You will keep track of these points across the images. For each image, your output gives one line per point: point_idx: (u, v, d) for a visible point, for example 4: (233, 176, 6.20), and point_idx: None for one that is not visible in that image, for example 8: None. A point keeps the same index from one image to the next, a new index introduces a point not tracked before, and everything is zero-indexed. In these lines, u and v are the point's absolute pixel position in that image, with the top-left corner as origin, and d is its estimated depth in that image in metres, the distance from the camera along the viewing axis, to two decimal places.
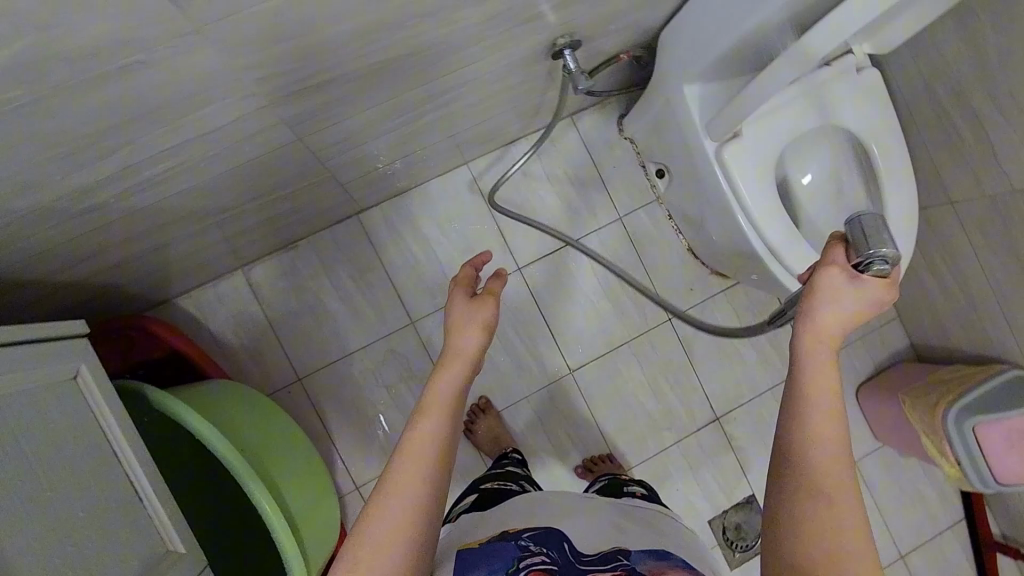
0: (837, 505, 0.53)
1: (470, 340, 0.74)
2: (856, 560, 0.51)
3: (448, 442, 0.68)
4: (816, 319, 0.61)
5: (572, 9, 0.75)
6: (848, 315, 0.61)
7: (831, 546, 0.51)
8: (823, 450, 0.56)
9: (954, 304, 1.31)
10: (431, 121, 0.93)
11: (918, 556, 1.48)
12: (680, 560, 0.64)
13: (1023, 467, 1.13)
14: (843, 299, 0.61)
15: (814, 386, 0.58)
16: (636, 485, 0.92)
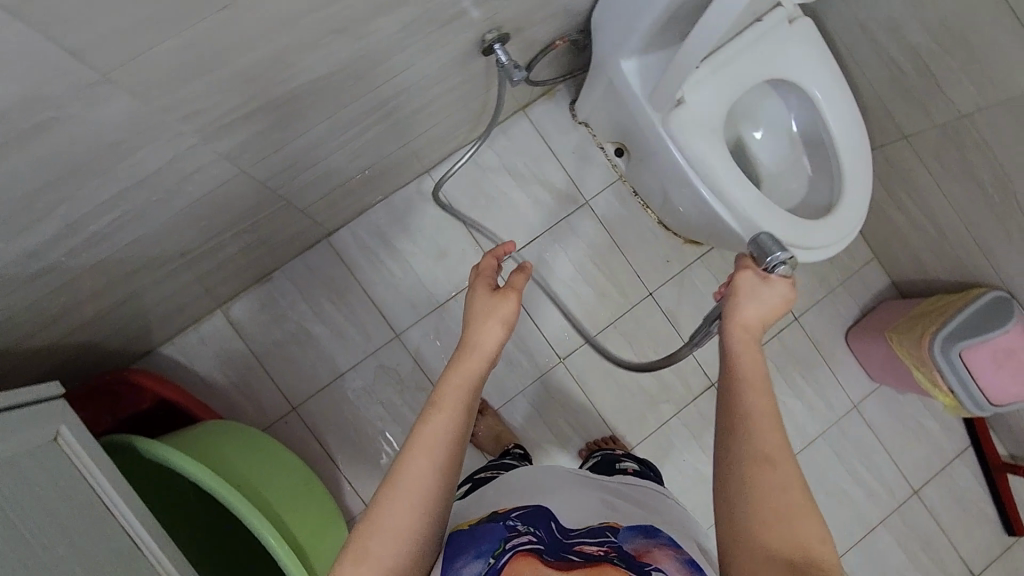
0: (779, 464, 0.61)
1: (489, 333, 0.77)
2: (798, 508, 0.58)
3: (461, 434, 0.71)
4: (741, 311, 0.73)
5: (494, 2, 0.76)
6: (765, 307, 0.73)
7: (777, 499, 0.58)
8: (761, 420, 0.64)
9: (925, 235, 1.32)
10: (378, 133, 0.94)
11: (931, 488, 1.49)
12: (665, 537, 0.69)
13: (1012, 385, 1.16)
14: (760, 294, 0.74)
15: (747, 368, 0.69)
16: (629, 463, 1.00)
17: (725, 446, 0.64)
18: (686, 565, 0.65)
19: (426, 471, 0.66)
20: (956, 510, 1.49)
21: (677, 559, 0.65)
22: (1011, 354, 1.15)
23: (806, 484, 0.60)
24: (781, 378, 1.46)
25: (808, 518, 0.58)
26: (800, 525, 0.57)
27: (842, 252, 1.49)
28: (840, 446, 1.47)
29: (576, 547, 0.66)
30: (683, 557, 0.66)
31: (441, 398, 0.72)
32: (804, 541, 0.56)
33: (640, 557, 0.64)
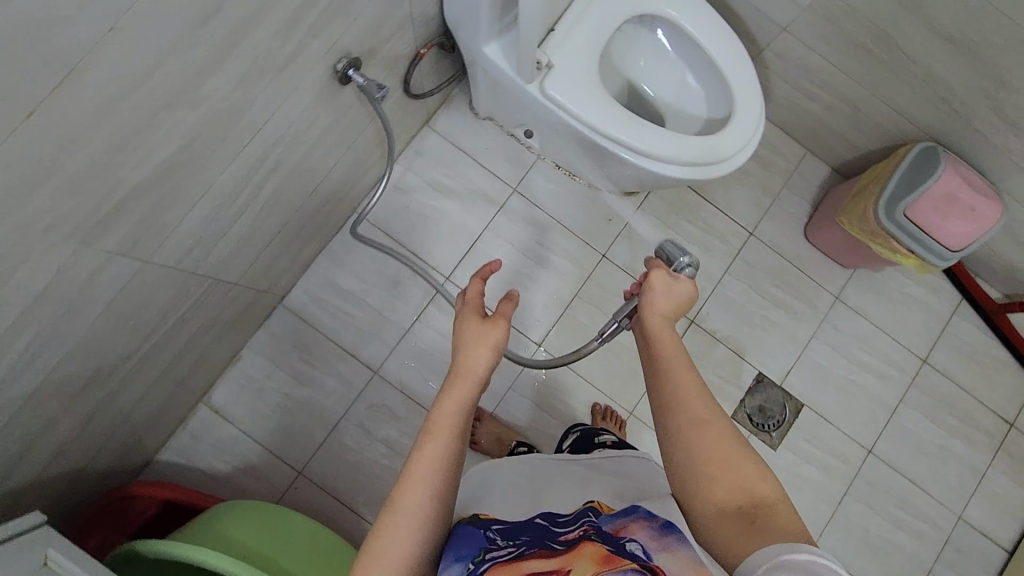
0: (713, 427, 0.69)
1: (479, 359, 0.80)
2: (738, 464, 0.66)
3: (455, 454, 0.73)
4: (654, 303, 0.81)
5: (328, 30, 0.79)
6: (676, 296, 0.82)
7: (718, 459, 0.66)
8: (690, 392, 0.72)
9: (839, 114, 1.33)
10: (277, 188, 0.97)
11: (940, 352, 1.48)
12: (644, 511, 0.67)
13: (964, 228, 1.15)
14: (671, 286, 0.82)
15: (670, 351, 0.77)
16: (607, 438, 1.06)
17: (664, 424, 0.72)
18: (661, 530, 0.63)
19: (423, 496, 0.69)
20: (971, 366, 1.48)
21: (651, 527, 0.63)
22: (952, 199, 1.15)
23: (741, 438, 0.68)
24: (757, 294, 1.46)
25: (747, 466, 0.66)
26: (741, 473, 0.65)
27: (775, 156, 1.49)
28: (837, 341, 1.46)
29: (559, 534, 0.66)
30: (659, 524, 0.64)
31: (436, 425, 0.74)
32: (748, 487, 0.64)
33: (616, 531, 0.63)
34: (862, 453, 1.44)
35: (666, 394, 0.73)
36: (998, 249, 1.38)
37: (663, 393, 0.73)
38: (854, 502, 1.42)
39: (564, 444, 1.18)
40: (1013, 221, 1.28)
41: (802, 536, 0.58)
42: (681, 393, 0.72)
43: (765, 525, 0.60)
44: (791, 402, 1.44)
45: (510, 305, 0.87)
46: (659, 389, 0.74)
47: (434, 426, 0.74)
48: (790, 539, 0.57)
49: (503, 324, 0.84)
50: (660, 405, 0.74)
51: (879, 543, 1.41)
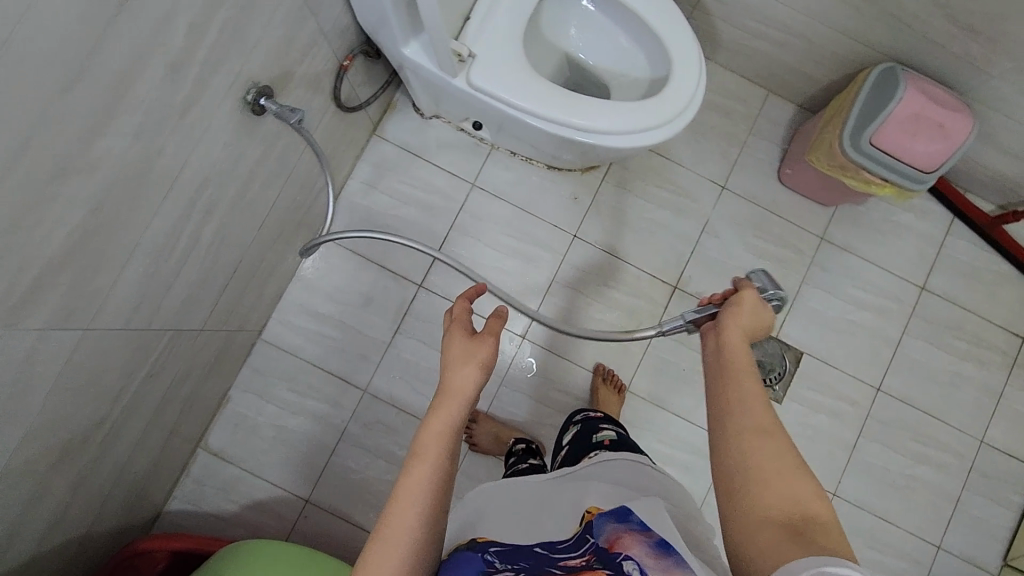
0: (773, 437, 0.64)
1: (469, 376, 0.78)
2: (797, 478, 0.60)
3: (447, 478, 0.70)
4: (737, 317, 0.78)
5: (224, 64, 0.76)
6: (759, 319, 0.79)
7: (774, 469, 0.61)
8: (754, 401, 0.67)
9: (793, 48, 1.27)
10: (219, 230, 0.96)
11: (937, 276, 1.42)
12: (636, 522, 0.67)
13: (938, 147, 1.08)
14: (757, 308, 0.80)
15: (743, 363, 0.72)
16: (609, 433, 1.08)
17: (722, 428, 0.68)
18: (658, 548, 0.62)
19: (411, 523, 0.65)
20: (972, 285, 1.42)
21: (648, 545, 0.63)
22: (919, 118, 1.08)
23: (801, 454, 0.63)
24: (739, 248, 1.42)
25: (803, 480, 0.60)
26: (795, 486, 0.60)
27: (736, 104, 1.44)
28: (828, 283, 1.42)
29: (560, 562, 0.65)
30: (654, 541, 0.64)
31: (424, 448, 0.71)
32: (799, 501, 0.58)
33: (613, 548, 0.63)
34: (870, 392, 1.40)
35: (729, 398, 0.69)
36: (982, 161, 1.31)
37: (726, 398, 0.70)
38: (869, 443, 1.38)
39: (566, 438, 1.20)
40: (991, 130, 1.22)
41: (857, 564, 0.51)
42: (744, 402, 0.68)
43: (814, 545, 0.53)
44: (789, 352, 1.40)
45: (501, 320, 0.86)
46: (721, 395, 0.70)
47: (424, 447, 0.71)
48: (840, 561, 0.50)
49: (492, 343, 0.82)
50: (722, 410, 0.69)
51: (901, 481, 1.37)
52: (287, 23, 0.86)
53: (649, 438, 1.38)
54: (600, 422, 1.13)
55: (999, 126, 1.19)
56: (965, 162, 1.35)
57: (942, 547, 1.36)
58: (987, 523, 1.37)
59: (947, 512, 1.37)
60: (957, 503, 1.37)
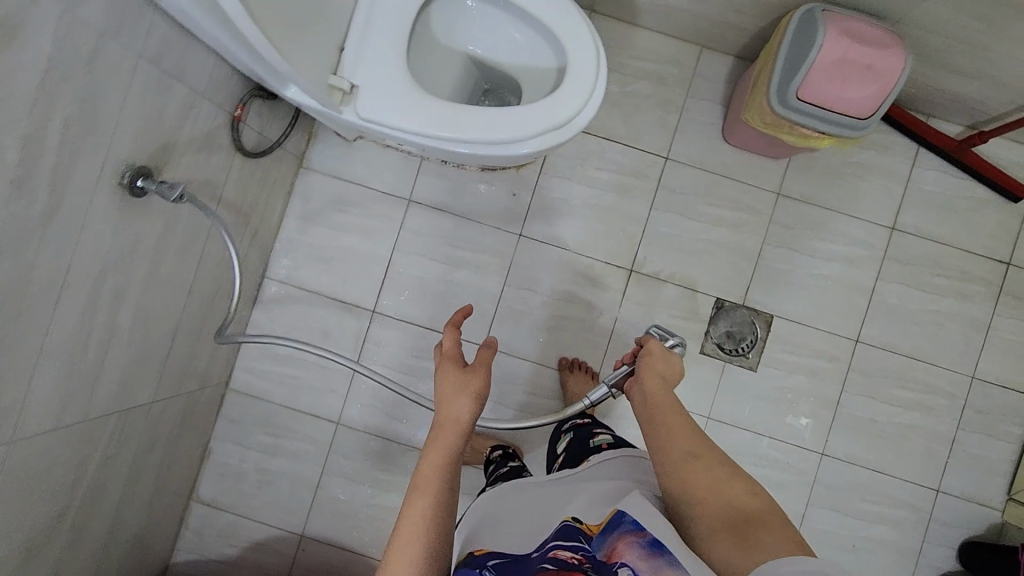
0: (704, 457, 0.76)
1: (460, 409, 0.79)
2: (732, 490, 0.71)
3: (443, 513, 0.73)
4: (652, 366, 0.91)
5: (79, 164, 0.75)
6: (669, 364, 0.92)
7: (712, 481, 0.72)
8: (681, 432, 0.80)
9: (709, 2, 1.18)
10: (140, 311, 0.96)
11: (907, 213, 1.34)
12: (629, 521, 0.63)
13: (870, 91, 1.00)
14: (666, 357, 0.93)
15: (668, 403, 0.85)
16: (604, 437, 0.98)
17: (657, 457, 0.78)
18: (651, 549, 0.59)
19: (413, 556, 0.69)
20: (946, 216, 1.34)
21: (639, 546, 0.60)
22: (845, 63, 0.99)
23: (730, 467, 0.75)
24: (692, 219, 1.36)
25: (735, 488, 0.72)
26: (731, 494, 0.71)
27: (668, 67, 1.35)
28: (791, 239, 1.35)
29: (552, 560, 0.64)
30: (646, 539, 0.61)
31: (422, 481, 0.74)
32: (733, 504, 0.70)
33: (608, 560, 0.61)
34: (850, 345, 1.35)
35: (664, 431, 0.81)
36: (937, 86, 1.21)
37: (658, 434, 0.81)
38: (853, 397, 1.34)
39: (559, 448, 1.06)
40: (937, 55, 1.11)
41: (792, 544, 0.62)
42: (672, 433, 0.80)
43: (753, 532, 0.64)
44: (760, 317, 1.35)
45: (490, 350, 0.85)
46: (656, 433, 0.82)
47: (420, 483, 0.74)
48: (780, 543, 0.61)
49: (483, 376, 0.82)
50: (656, 443, 0.80)
51: (891, 430, 1.34)
52: (148, 100, 0.83)
53: (627, 425, 1.37)
54: (594, 427, 1.03)
55: (942, 51, 1.10)
56: (921, 89, 1.25)
57: (942, 490, 1.33)
58: (987, 460, 1.33)
59: (943, 455, 1.33)
60: (952, 444, 1.33)
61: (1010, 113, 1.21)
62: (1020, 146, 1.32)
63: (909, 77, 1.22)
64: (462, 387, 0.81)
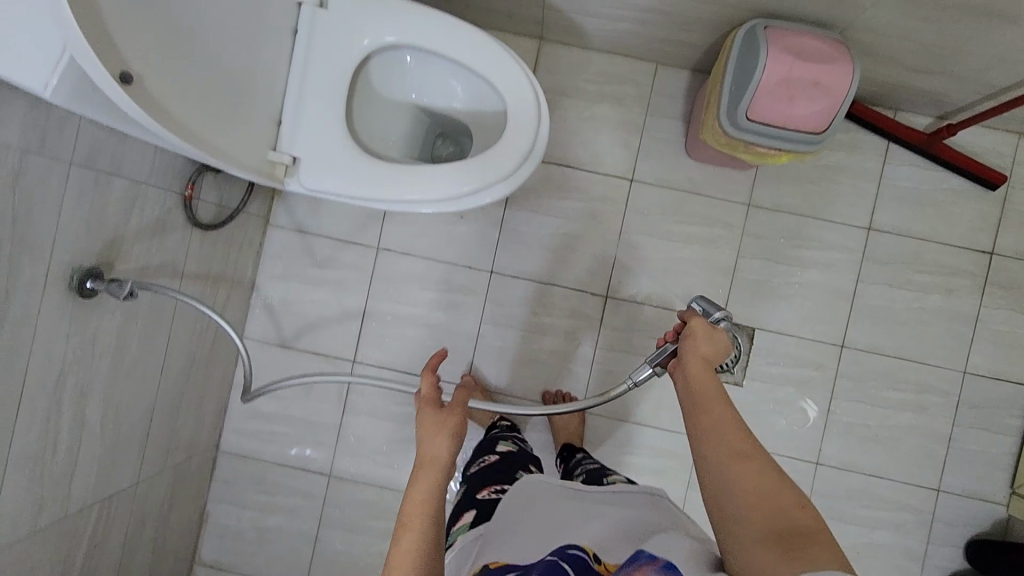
0: (754, 459, 0.64)
1: (441, 443, 0.76)
2: (783, 500, 0.60)
3: (434, 545, 0.67)
4: (694, 349, 0.76)
5: (19, 284, 0.75)
6: (715, 344, 0.76)
7: (762, 490, 0.61)
8: (724, 427, 0.68)
9: (654, 22, 1.15)
10: (109, 403, 0.97)
11: (883, 211, 1.31)
12: (646, 554, 0.59)
13: (821, 104, 0.97)
14: (711, 333, 0.77)
15: (711, 389, 0.72)
16: (618, 477, 0.94)
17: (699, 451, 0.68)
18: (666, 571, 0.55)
19: None
20: (923, 211, 1.30)
21: None
22: (791, 80, 0.96)
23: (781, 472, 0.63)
24: (663, 239, 1.34)
25: (784, 498, 0.60)
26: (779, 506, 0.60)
27: (624, 87, 1.33)
28: (766, 249, 1.32)
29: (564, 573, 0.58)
30: (662, 563, 0.56)
31: (408, 516, 0.69)
32: (781, 513, 0.59)
33: None
34: (835, 351, 1.32)
35: (703, 424, 0.69)
36: (898, 82, 1.18)
37: (700, 422, 0.69)
38: (844, 403, 1.32)
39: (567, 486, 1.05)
40: (893, 55, 1.08)
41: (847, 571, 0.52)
42: (717, 424, 0.68)
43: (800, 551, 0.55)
44: (742, 330, 1.33)
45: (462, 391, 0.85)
46: (694, 426, 0.70)
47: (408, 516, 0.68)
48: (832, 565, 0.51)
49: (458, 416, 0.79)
50: (696, 433, 0.69)
51: (885, 433, 1.31)
52: (88, 203, 0.83)
53: (617, 452, 1.36)
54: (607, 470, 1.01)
55: (896, 52, 1.06)
56: (882, 86, 1.21)
57: (943, 489, 1.30)
58: (986, 456, 1.30)
59: (940, 454, 1.31)
60: (949, 442, 1.30)
61: (977, 103, 1.18)
62: (992, 132, 1.29)
63: (870, 77, 1.18)
64: (440, 426, 0.78)
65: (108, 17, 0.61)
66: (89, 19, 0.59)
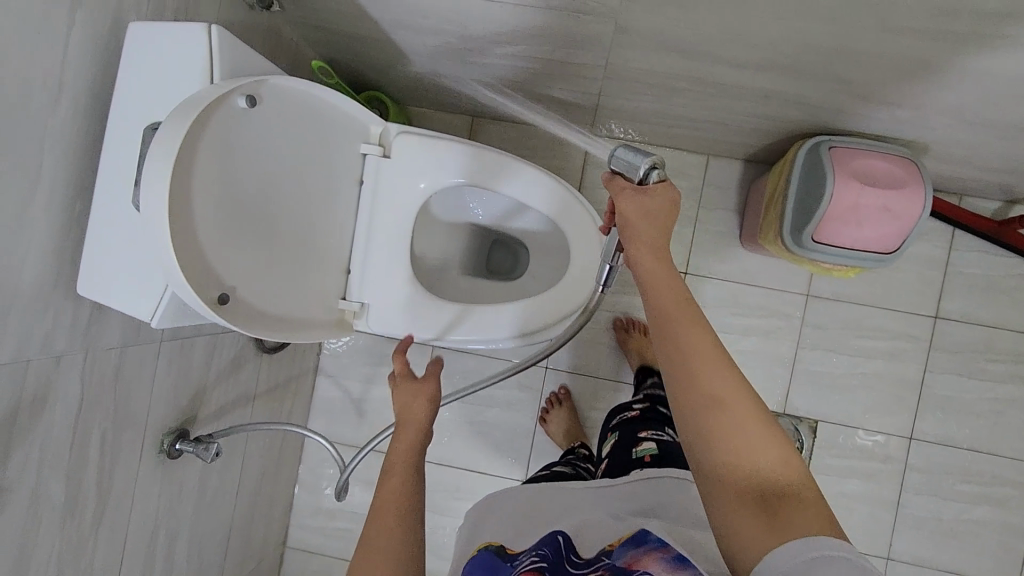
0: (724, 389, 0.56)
1: (419, 413, 0.74)
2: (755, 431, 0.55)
3: (415, 499, 0.66)
4: (640, 242, 0.64)
5: (121, 461, 0.79)
6: (662, 231, 0.64)
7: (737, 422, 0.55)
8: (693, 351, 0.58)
9: (708, 128, 1.14)
10: (193, 535, 1.01)
11: (951, 298, 1.27)
12: (654, 539, 0.56)
13: (890, 228, 0.95)
14: (651, 210, 0.64)
15: (670, 298, 0.61)
16: (650, 445, 0.88)
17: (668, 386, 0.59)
18: (676, 563, 0.52)
19: (388, 542, 0.62)
20: (994, 298, 1.26)
21: (665, 560, 0.53)
22: (858, 208, 0.94)
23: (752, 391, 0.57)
24: (721, 332, 1.32)
25: (761, 435, 0.55)
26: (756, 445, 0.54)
27: (675, 180, 1.32)
28: (827, 339, 1.30)
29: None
30: (673, 554, 0.53)
31: (392, 467, 0.69)
32: (756, 454, 0.54)
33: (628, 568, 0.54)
34: (904, 443, 1.28)
35: (669, 350, 0.59)
36: (966, 175, 1.14)
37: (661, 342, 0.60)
38: (914, 496, 1.28)
39: (607, 446, 1.01)
40: (963, 157, 1.05)
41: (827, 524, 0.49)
42: (687, 351, 0.58)
43: (783, 514, 0.50)
44: (804, 422, 1.30)
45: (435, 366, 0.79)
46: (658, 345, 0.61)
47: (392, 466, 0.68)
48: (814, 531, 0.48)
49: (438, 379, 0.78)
50: (664, 366, 0.60)
51: (961, 527, 1.27)
52: (177, 366, 0.87)
53: None
54: (640, 430, 0.93)
55: (965, 156, 1.03)
56: (948, 177, 1.17)
57: None
58: None
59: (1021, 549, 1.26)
60: None
61: None
62: None
63: (937, 171, 1.14)
64: (416, 390, 0.76)
65: (206, 242, 0.66)
66: (186, 251, 0.64)
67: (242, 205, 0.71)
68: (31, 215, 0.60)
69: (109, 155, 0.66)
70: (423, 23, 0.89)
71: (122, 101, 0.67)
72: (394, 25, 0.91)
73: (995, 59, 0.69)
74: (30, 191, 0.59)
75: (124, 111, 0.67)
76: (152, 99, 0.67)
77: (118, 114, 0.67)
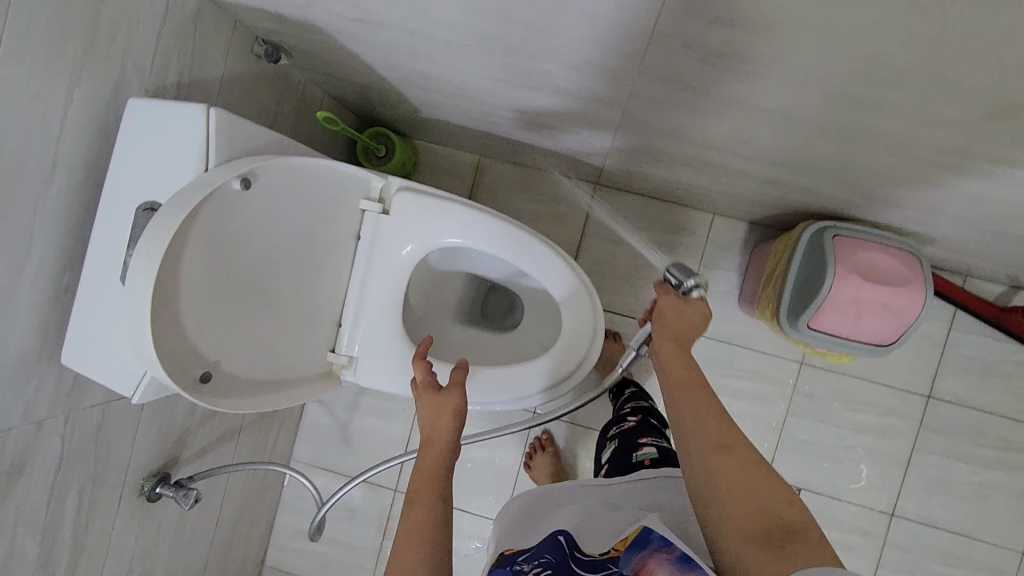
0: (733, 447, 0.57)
1: (441, 427, 0.67)
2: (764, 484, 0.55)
3: (443, 522, 0.60)
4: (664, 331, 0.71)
5: (99, 509, 0.79)
6: (689, 325, 0.71)
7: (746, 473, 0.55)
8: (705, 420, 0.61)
9: (714, 194, 1.13)
10: (169, 567, 1.02)
11: (945, 379, 1.26)
12: (658, 538, 0.54)
13: (889, 322, 0.95)
14: (681, 309, 0.71)
15: (686, 379, 0.66)
16: (650, 450, 0.88)
17: (681, 458, 0.61)
18: (681, 564, 0.49)
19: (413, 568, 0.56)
20: (989, 382, 1.25)
21: (671, 563, 0.49)
22: (858, 301, 0.93)
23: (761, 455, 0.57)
24: None
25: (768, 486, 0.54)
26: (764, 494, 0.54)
27: (678, 236, 1.31)
28: (816, 409, 1.29)
29: None
30: (677, 555, 0.50)
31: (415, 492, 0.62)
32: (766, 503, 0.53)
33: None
34: (885, 519, 1.28)
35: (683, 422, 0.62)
36: (971, 263, 1.12)
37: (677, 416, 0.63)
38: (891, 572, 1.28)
39: (604, 455, 1.00)
40: (969, 250, 1.03)
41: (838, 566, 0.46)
42: (700, 418, 0.61)
43: (791, 554, 0.48)
44: None
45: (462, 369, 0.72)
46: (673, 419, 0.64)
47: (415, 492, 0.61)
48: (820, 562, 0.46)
49: (462, 390, 0.70)
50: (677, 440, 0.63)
51: None
52: (162, 412, 0.88)
53: None
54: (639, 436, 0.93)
55: (971, 250, 1.02)
56: (953, 261, 1.16)
57: None
58: None
59: None
60: None
61: None
62: None
63: (942, 256, 1.13)
64: (442, 404, 0.68)
65: (188, 321, 0.67)
66: (168, 333, 0.65)
67: (227, 277, 0.71)
68: (19, 289, 0.60)
69: (103, 227, 0.66)
70: (430, 87, 0.88)
71: (112, 179, 0.67)
72: (401, 83, 0.90)
73: (1004, 190, 0.68)
74: (19, 266, 0.60)
75: (115, 188, 0.67)
76: (143, 178, 0.67)
77: (113, 185, 0.67)
